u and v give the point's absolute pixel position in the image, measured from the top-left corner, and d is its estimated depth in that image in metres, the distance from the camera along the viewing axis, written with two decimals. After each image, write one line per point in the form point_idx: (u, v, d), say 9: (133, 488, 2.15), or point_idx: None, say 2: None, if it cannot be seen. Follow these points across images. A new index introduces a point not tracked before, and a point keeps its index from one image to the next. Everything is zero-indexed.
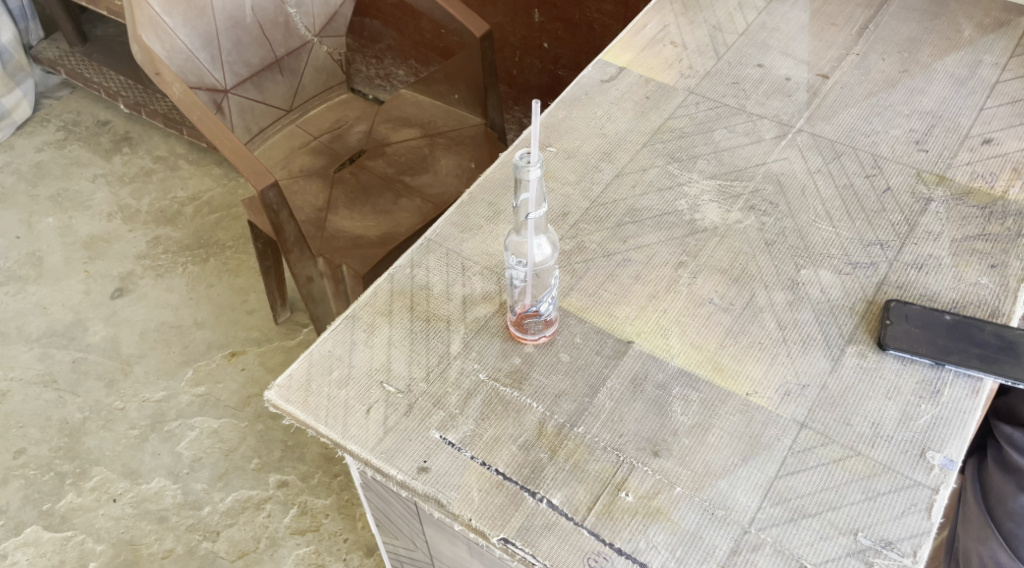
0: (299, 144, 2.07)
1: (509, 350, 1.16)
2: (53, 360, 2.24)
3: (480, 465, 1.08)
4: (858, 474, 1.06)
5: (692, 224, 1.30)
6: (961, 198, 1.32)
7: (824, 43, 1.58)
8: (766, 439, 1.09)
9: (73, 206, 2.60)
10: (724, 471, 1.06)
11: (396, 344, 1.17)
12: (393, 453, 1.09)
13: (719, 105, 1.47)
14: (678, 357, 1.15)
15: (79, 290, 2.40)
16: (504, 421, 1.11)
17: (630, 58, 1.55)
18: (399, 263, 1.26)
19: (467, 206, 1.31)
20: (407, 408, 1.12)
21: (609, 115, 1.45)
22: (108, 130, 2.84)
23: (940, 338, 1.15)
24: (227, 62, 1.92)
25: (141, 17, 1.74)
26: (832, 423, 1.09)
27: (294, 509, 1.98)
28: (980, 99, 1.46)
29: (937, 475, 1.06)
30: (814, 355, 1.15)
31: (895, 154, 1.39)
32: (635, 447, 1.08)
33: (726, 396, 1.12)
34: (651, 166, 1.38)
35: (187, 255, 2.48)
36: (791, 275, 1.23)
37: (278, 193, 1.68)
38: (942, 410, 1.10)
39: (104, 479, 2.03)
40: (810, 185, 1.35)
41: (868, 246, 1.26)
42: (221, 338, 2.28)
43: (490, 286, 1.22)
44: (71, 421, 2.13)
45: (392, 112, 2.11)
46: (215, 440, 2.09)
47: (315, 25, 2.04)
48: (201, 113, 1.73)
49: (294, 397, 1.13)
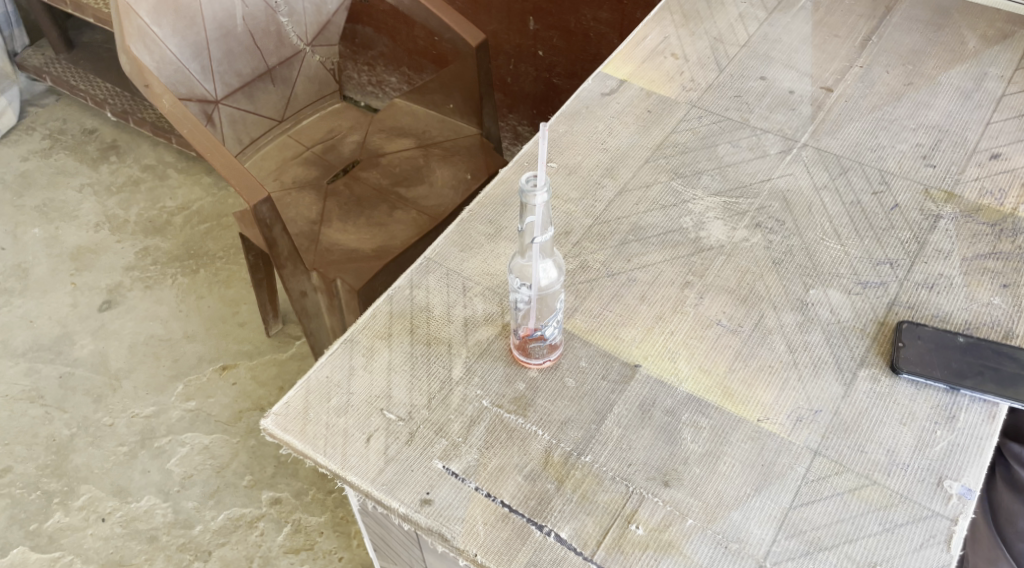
0: (292, 154, 2.03)
1: (513, 375, 1.13)
2: (39, 376, 2.20)
3: (486, 497, 1.04)
4: (875, 504, 1.03)
5: (696, 242, 1.27)
6: (971, 215, 1.30)
7: (827, 55, 1.55)
8: (778, 467, 1.06)
9: (59, 216, 2.56)
10: (737, 502, 1.03)
11: (396, 369, 1.14)
12: (395, 484, 1.05)
13: (722, 119, 1.45)
14: (686, 383, 1.12)
15: (66, 302, 2.35)
16: (508, 450, 1.07)
17: (630, 70, 1.52)
18: (397, 284, 1.23)
19: (467, 224, 1.28)
20: (408, 436, 1.08)
21: (610, 129, 1.42)
22: (95, 138, 2.79)
23: (953, 362, 1.13)
24: (218, 73, 1.89)
25: (130, 27, 1.70)
26: (847, 450, 1.07)
27: (287, 527, 1.94)
28: (987, 113, 1.44)
29: (955, 505, 1.03)
30: (826, 379, 1.12)
31: (902, 169, 1.36)
32: (645, 476, 1.05)
33: (736, 422, 1.09)
34: (653, 182, 1.35)
35: (177, 266, 2.44)
36: (799, 295, 1.21)
37: (270, 208, 1.64)
38: (959, 437, 1.07)
39: (93, 498, 1.99)
40: (817, 202, 1.32)
41: (877, 265, 1.24)
42: (212, 351, 2.24)
43: (492, 307, 1.19)
44: (58, 438, 2.08)
45: (387, 122, 2.08)
46: (205, 457, 2.05)
47: (307, 34, 2.01)
48: (193, 126, 1.68)
49: (291, 426, 1.10)
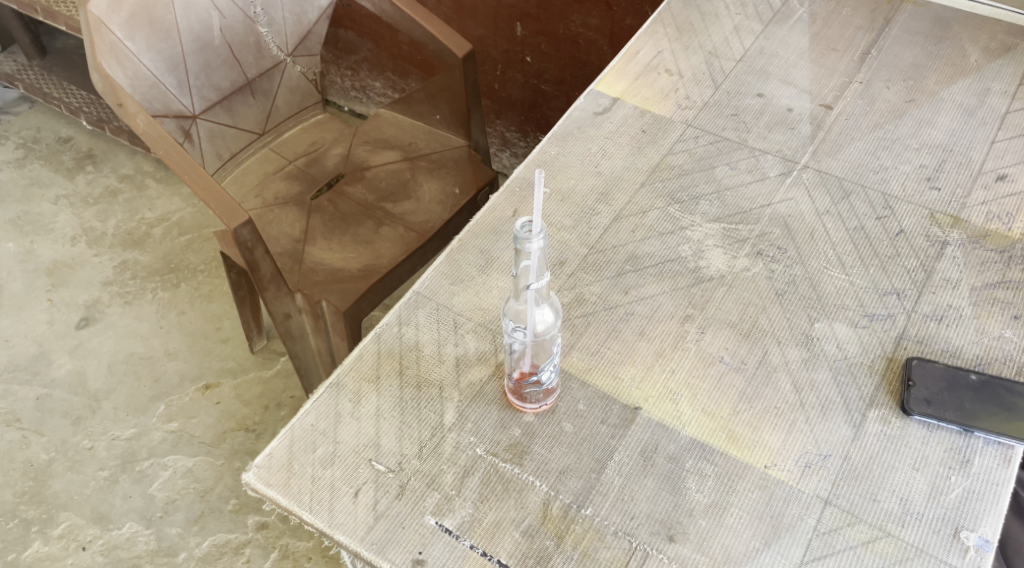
0: (274, 170, 1.97)
1: (508, 420, 1.08)
2: (15, 398, 2.13)
3: (481, 556, 0.99)
4: (890, 558, 0.99)
5: (696, 272, 1.22)
6: (978, 241, 1.25)
7: (826, 70, 1.50)
8: (788, 519, 1.01)
9: (34, 229, 2.48)
10: (745, 557, 0.99)
11: (385, 416, 1.08)
12: (385, 543, 1.00)
13: (719, 139, 1.40)
14: (688, 427, 1.08)
15: (42, 320, 2.29)
16: (505, 503, 1.02)
17: (623, 87, 1.47)
18: (385, 320, 1.17)
19: (457, 255, 1.23)
20: (398, 490, 1.03)
21: (604, 150, 1.37)
22: (70, 147, 2.72)
23: (966, 401, 1.09)
24: (194, 87, 1.82)
25: (102, 44, 1.63)
26: (858, 499, 1.02)
27: (274, 553, 1.89)
28: (992, 131, 1.40)
29: (973, 558, 0.99)
30: (834, 421, 1.08)
31: (906, 193, 1.32)
32: (649, 530, 1.01)
33: (742, 469, 1.05)
34: (650, 208, 1.30)
35: (156, 280, 2.37)
36: (805, 329, 1.16)
37: (251, 231, 1.57)
38: (973, 483, 1.03)
39: (72, 526, 1.93)
40: (819, 228, 1.27)
41: (884, 295, 1.20)
42: (194, 370, 2.18)
43: (485, 345, 1.14)
44: (36, 463, 2.02)
45: (371, 134, 2.02)
46: (189, 481, 1.99)
47: (287, 44, 1.94)
48: (168, 146, 1.61)
49: (274, 480, 1.04)
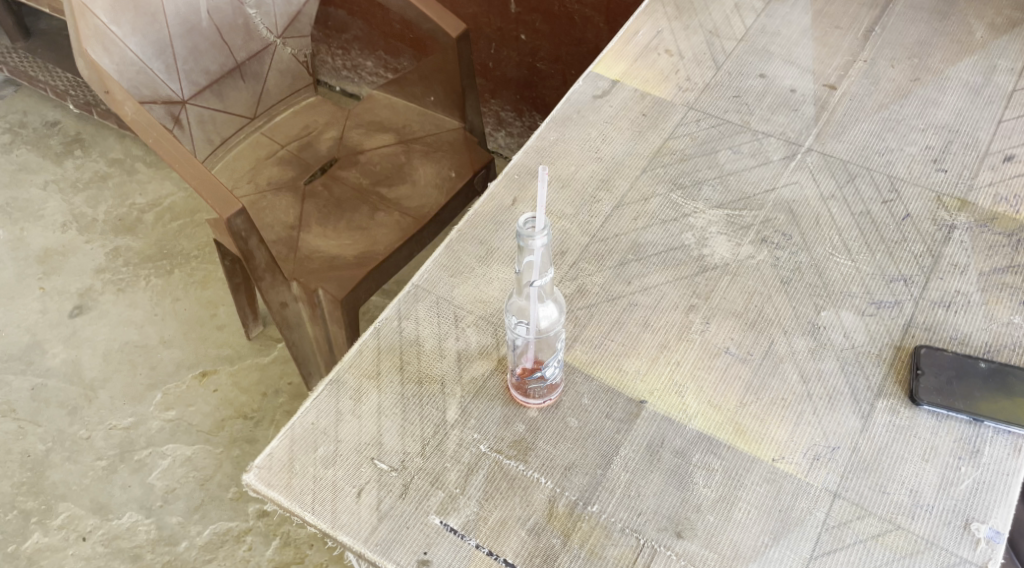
0: (266, 155, 1.94)
1: (511, 416, 1.06)
2: (9, 389, 2.11)
3: (487, 555, 0.98)
4: (900, 551, 0.98)
5: (700, 260, 1.20)
6: (985, 225, 1.24)
7: (829, 49, 1.47)
8: (797, 513, 1.00)
9: (24, 216, 2.45)
10: (754, 553, 0.98)
11: (387, 412, 1.07)
12: (389, 544, 0.99)
13: (721, 122, 1.37)
14: (695, 420, 1.06)
15: (35, 308, 2.26)
16: (510, 501, 1.01)
17: (622, 69, 1.44)
18: (385, 314, 1.15)
19: (457, 245, 1.20)
20: (402, 489, 1.02)
21: (604, 135, 1.35)
22: (58, 131, 2.68)
23: (975, 390, 1.07)
24: (182, 71, 1.78)
25: (87, 29, 1.59)
26: (867, 491, 1.01)
27: (276, 540, 1.88)
28: (998, 110, 1.38)
29: (984, 550, 0.98)
30: (842, 413, 1.06)
31: (912, 175, 1.30)
32: (656, 527, 0.99)
33: (749, 464, 1.03)
34: (651, 194, 1.28)
35: (150, 266, 2.35)
36: (811, 318, 1.14)
37: (245, 220, 1.53)
38: (984, 474, 1.02)
39: (71, 516, 1.91)
40: (824, 213, 1.25)
41: (891, 282, 1.18)
42: (190, 357, 2.16)
43: (487, 339, 1.12)
44: (33, 454, 2.00)
45: (365, 117, 1.99)
46: (189, 469, 1.97)
47: (277, 25, 1.89)
48: (157, 134, 1.58)
49: (276, 480, 1.03)
